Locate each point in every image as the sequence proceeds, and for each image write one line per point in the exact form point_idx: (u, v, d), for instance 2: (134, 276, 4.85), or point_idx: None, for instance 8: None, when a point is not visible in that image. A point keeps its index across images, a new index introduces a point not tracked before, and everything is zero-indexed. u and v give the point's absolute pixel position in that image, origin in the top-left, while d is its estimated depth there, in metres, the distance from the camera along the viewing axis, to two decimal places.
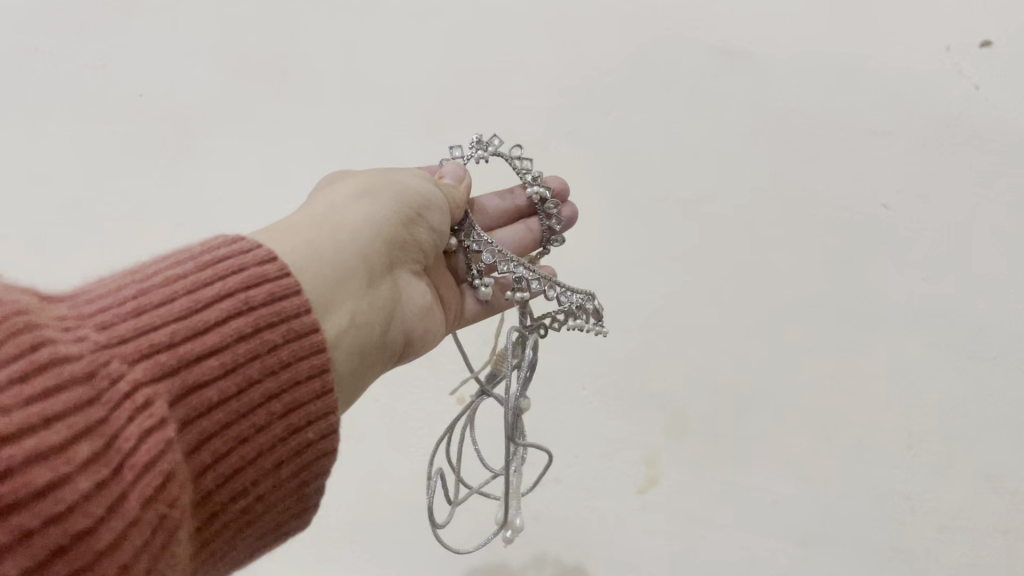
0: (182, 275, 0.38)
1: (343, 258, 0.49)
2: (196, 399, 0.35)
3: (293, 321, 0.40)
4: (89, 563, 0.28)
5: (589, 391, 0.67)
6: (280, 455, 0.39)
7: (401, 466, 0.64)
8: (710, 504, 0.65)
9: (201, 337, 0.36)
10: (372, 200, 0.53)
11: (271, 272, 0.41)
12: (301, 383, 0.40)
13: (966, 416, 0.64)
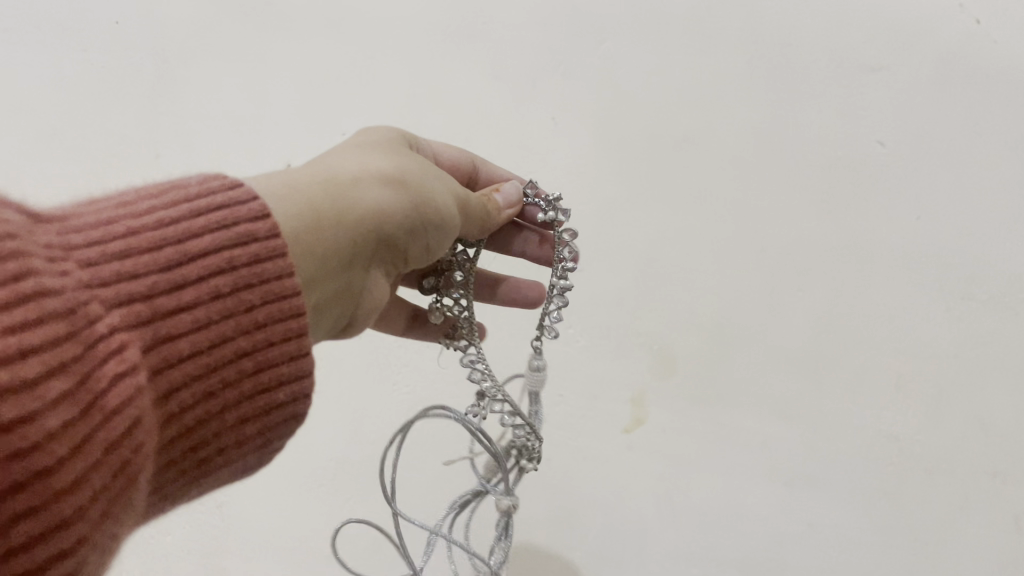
0: (173, 218, 0.34)
1: (333, 247, 0.42)
2: (167, 350, 0.32)
3: (280, 281, 0.36)
4: (45, 503, 0.25)
5: (575, 330, 0.68)
6: (245, 414, 0.36)
7: (383, 406, 0.68)
8: (695, 443, 0.65)
9: (179, 287, 0.33)
10: (402, 195, 0.46)
11: (263, 230, 0.36)
12: (275, 345, 0.36)
13: (959, 358, 0.64)
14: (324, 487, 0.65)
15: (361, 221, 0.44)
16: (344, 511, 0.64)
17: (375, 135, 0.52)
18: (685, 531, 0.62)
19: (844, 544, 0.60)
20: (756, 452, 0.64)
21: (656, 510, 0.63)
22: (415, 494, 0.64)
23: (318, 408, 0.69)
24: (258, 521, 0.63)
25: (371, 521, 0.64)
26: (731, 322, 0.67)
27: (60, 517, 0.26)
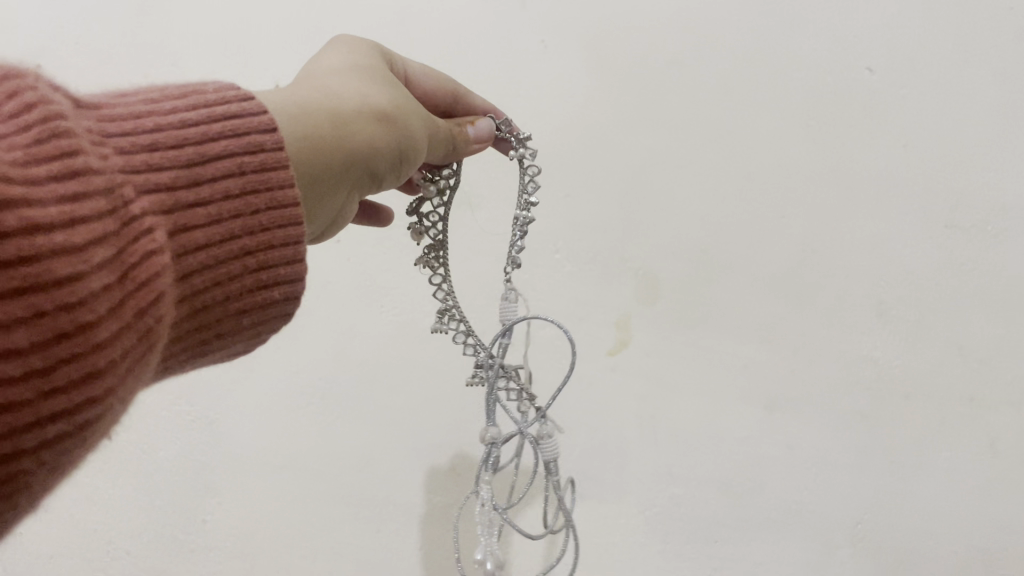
0: (193, 120, 0.35)
1: (332, 171, 0.43)
2: (185, 239, 0.33)
3: (285, 191, 0.37)
4: (88, 352, 0.27)
5: (562, 256, 0.68)
6: (244, 305, 0.37)
7: (370, 326, 0.68)
8: (678, 366, 0.66)
9: (198, 183, 0.34)
10: (394, 123, 0.47)
11: (270, 142, 0.37)
12: (275, 248, 0.37)
13: (940, 285, 0.65)
14: (309, 409, 0.67)
15: (360, 148, 0.44)
16: (334, 432, 0.67)
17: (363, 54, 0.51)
18: (667, 450, 0.66)
19: (820, 466, 0.64)
20: (737, 375, 0.66)
21: (641, 432, 0.66)
22: (405, 415, 0.67)
23: (304, 326, 0.69)
24: (246, 439, 0.66)
25: (365, 439, 0.67)
26: (714, 244, 0.67)
27: (93, 367, 0.27)
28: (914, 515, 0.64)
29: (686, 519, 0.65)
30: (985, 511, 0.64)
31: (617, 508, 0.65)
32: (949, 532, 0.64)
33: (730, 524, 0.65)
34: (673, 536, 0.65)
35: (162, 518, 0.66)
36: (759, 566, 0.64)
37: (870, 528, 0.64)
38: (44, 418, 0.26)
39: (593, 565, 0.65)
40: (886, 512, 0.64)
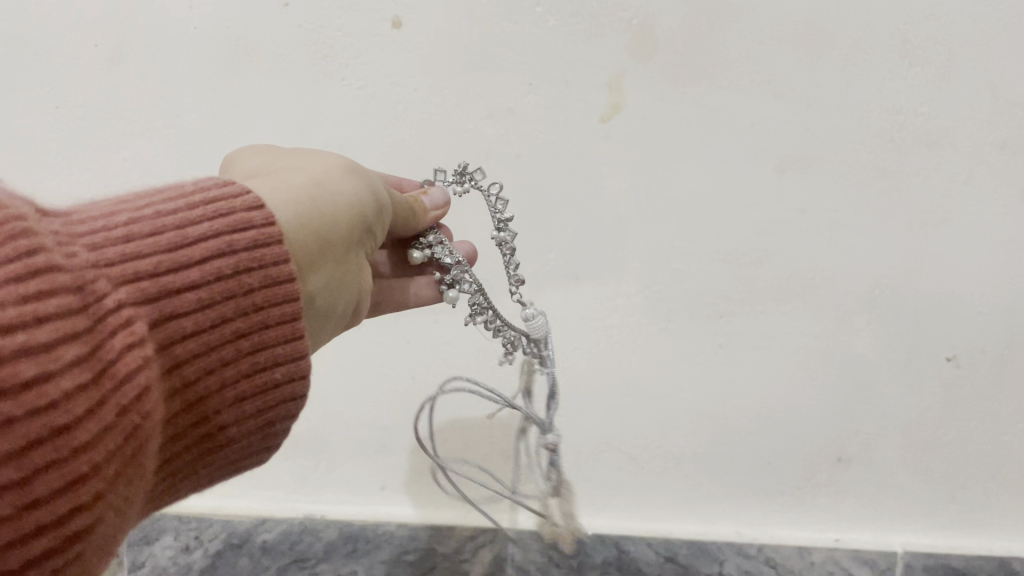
0: (171, 209, 0.33)
1: (335, 231, 0.42)
2: (171, 328, 0.31)
3: (278, 266, 0.35)
4: (64, 458, 0.25)
5: (544, 9, 0.58)
6: (243, 391, 0.35)
7: (330, 102, 0.60)
8: (680, 127, 0.59)
9: (184, 267, 0.32)
10: (359, 177, 0.46)
11: (260, 217, 0.35)
12: (271, 327, 0.35)
13: (974, 16, 0.57)
14: None
15: (347, 203, 0.43)
16: None
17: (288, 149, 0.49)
18: (664, 224, 0.60)
19: (834, 229, 0.59)
20: (744, 134, 0.59)
21: (640, 205, 0.60)
22: None
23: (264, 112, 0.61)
24: None
25: None
26: None
27: (76, 473, 0.26)
28: (936, 277, 0.59)
29: (688, 294, 0.61)
30: (1012, 268, 0.59)
31: (615, 288, 0.61)
32: (973, 291, 0.59)
33: (736, 298, 0.61)
34: (675, 314, 0.61)
35: None
36: (768, 339, 0.61)
37: (889, 293, 0.59)
38: (29, 533, 0.25)
39: (593, 348, 0.62)
40: (909, 272, 0.59)
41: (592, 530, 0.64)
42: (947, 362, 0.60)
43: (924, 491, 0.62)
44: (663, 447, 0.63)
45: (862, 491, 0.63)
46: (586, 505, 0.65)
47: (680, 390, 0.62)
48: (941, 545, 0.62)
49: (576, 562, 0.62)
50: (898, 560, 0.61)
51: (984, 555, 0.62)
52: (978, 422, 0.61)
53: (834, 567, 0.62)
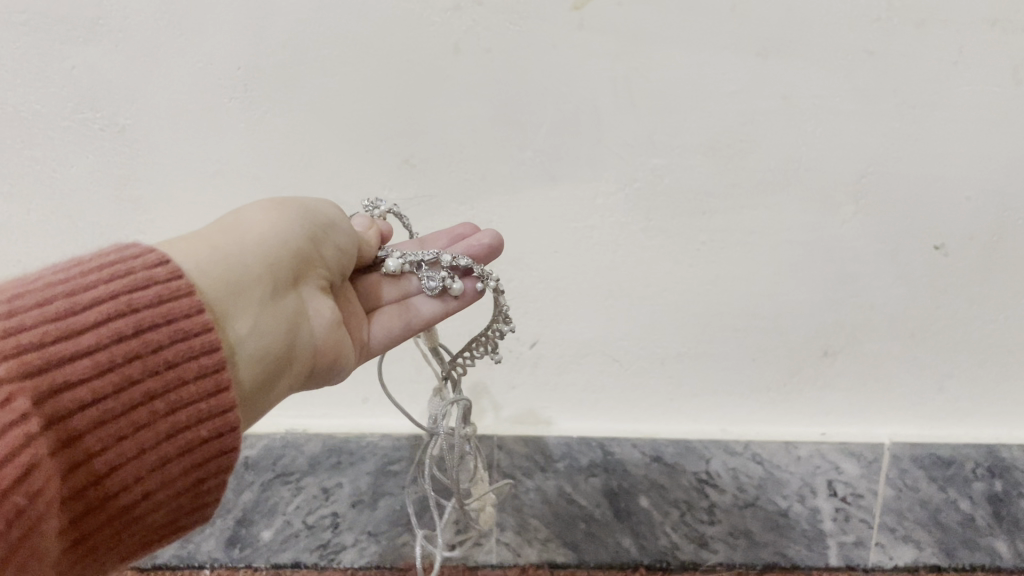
0: (65, 278, 0.35)
1: (247, 269, 0.42)
2: (63, 401, 0.32)
3: (185, 321, 0.36)
4: None
5: None
6: (165, 453, 0.35)
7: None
8: (660, 14, 0.54)
9: (75, 337, 0.33)
10: (286, 209, 0.46)
11: (162, 274, 0.37)
12: (188, 383, 0.36)
13: None
14: (235, 103, 0.57)
15: (261, 240, 0.44)
16: (265, 126, 0.58)
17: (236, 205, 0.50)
18: (644, 118, 0.57)
19: (821, 117, 0.56)
20: (727, 19, 0.54)
21: (616, 102, 0.56)
22: (345, 102, 0.57)
23: (206, 10, 0.55)
24: (173, 151, 0.59)
25: (306, 132, 0.58)
26: None
27: None
28: (922, 164, 0.57)
29: (670, 190, 0.58)
30: (1002, 152, 0.57)
31: (594, 188, 0.59)
32: (960, 177, 0.57)
33: (719, 193, 0.58)
34: (656, 212, 0.59)
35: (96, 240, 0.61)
36: (753, 235, 0.59)
37: (876, 182, 0.58)
38: None
39: (572, 250, 0.60)
40: (896, 159, 0.57)
41: (577, 434, 0.63)
42: (934, 250, 0.59)
43: (910, 382, 0.62)
44: (647, 348, 0.62)
45: (847, 383, 0.62)
46: (571, 407, 0.64)
47: (663, 289, 0.61)
48: (927, 434, 0.62)
49: (564, 465, 0.63)
50: (884, 451, 0.61)
51: (973, 444, 0.61)
52: (965, 310, 0.60)
53: (820, 461, 0.61)
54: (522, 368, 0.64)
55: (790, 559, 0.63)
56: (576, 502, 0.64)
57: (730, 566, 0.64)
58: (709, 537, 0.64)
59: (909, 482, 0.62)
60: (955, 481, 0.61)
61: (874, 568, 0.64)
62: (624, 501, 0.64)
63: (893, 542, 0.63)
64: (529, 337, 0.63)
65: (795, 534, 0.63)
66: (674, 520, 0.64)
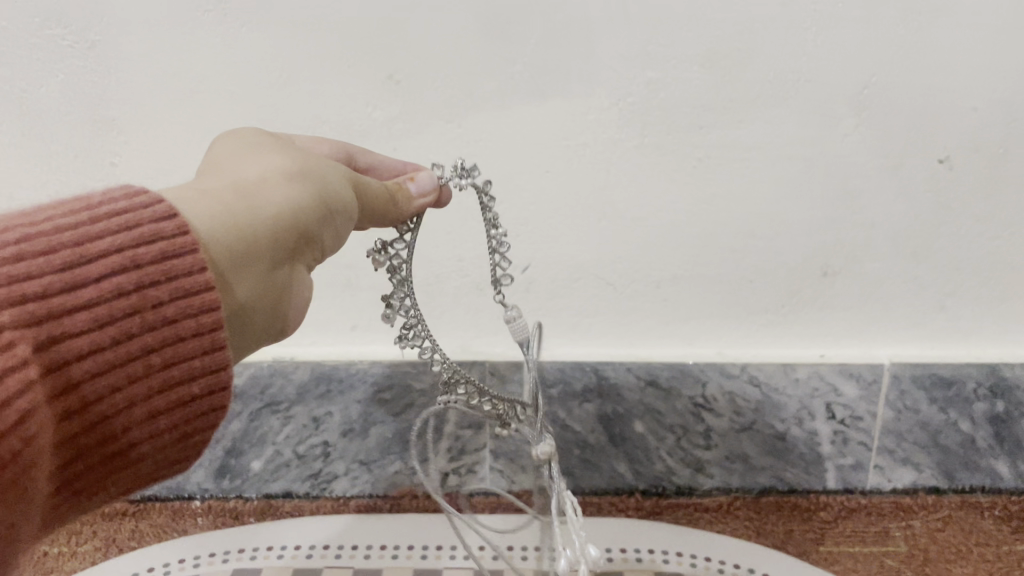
0: (72, 223, 0.33)
1: (257, 241, 0.39)
2: (62, 351, 0.31)
3: (189, 278, 0.34)
4: None
5: None
6: (157, 407, 0.34)
7: None
8: None
9: (76, 287, 0.31)
10: (305, 180, 0.43)
11: (171, 227, 0.34)
12: (185, 340, 0.34)
13: None
14: (204, 15, 0.54)
15: (278, 211, 0.41)
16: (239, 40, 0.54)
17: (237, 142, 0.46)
18: (637, 27, 0.53)
19: (824, 24, 0.53)
20: None
21: (608, 9, 0.53)
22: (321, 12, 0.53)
23: None
24: (144, 68, 0.55)
25: (282, 47, 0.55)
26: None
27: None
28: (930, 71, 0.54)
29: (665, 104, 0.55)
30: (1014, 55, 0.53)
31: (585, 103, 0.56)
32: (969, 84, 0.54)
33: (717, 106, 0.55)
34: (651, 128, 0.56)
35: (65, 163, 0.58)
36: (750, 151, 0.56)
37: (880, 93, 0.55)
38: None
39: (564, 169, 0.58)
40: (903, 67, 0.54)
41: (570, 358, 0.62)
42: (937, 164, 0.56)
43: (913, 303, 0.60)
44: (643, 272, 0.60)
45: (849, 305, 0.60)
46: (564, 333, 0.63)
47: (658, 210, 0.58)
48: (928, 355, 0.61)
49: (557, 391, 0.62)
50: (885, 373, 0.60)
51: (976, 363, 0.60)
52: (969, 227, 0.58)
53: (819, 383, 0.60)
54: (514, 294, 0.62)
55: (787, 482, 0.63)
56: (571, 428, 0.63)
57: (727, 489, 0.64)
58: (705, 462, 0.63)
59: (909, 403, 0.60)
60: (956, 402, 0.60)
61: (873, 491, 0.63)
62: (619, 426, 0.63)
63: (891, 465, 0.62)
64: (520, 261, 0.61)
65: (792, 456, 0.62)
66: (669, 446, 0.63)
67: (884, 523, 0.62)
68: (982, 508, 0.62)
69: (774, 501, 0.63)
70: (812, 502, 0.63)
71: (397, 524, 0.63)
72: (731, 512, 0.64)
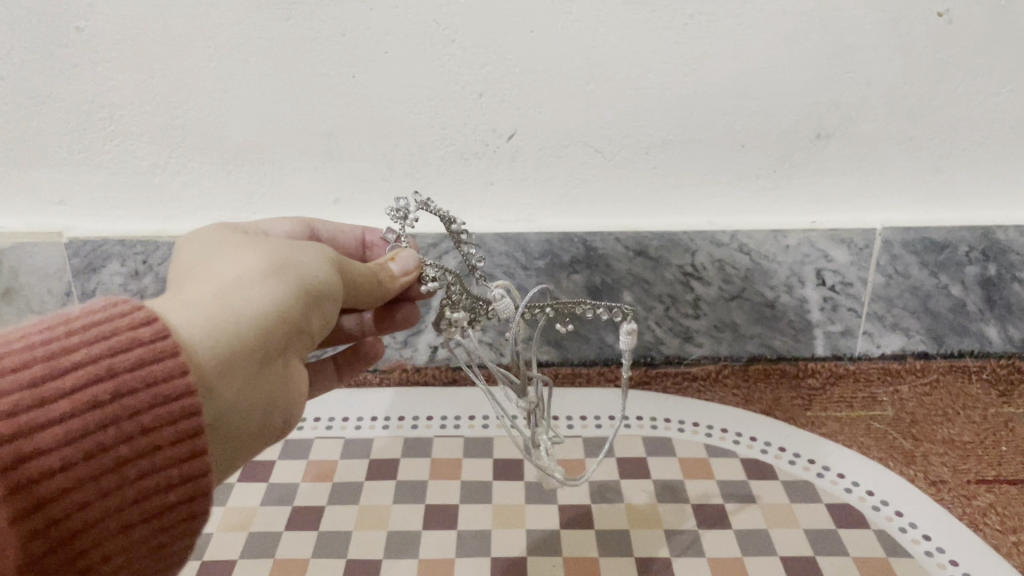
0: (43, 340, 0.31)
1: (242, 340, 0.37)
2: (34, 464, 0.28)
3: (167, 382, 0.32)
4: None
5: None
6: (132, 518, 0.31)
7: None
8: None
9: (49, 402, 0.29)
10: (286, 272, 0.40)
11: (147, 335, 0.32)
12: (164, 447, 0.32)
13: None
14: None
15: (262, 308, 0.38)
16: None
17: (201, 243, 0.44)
18: None
19: None
20: None
21: None
22: None
23: None
24: None
25: None
26: None
27: None
28: None
29: None
30: None
31: None
32: None
33: None
34: None
35: (25, 28, 0.54)
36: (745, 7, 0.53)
37: None
38: None
39: (550, 28, 0.54)
40: None
41: (559, 229, 0.61)
42: (938, 18, 0.53)
43: (904, 165, 0.59)
44: (632, 137, 0.58)
45: (840, 168, 0.59)
46: (551, 204, 0.61)
47: (649, 70, 0.55)
48: (920, 219, 0.60)
49: (545, 263, 0.62)
50: (875, 238, 0.60)
51: (967, 228, 0.59)
52: (968, 84, 0.55)
53: (810, 250, 0.60)
54: (500, 163, 0.59)
55: (775, 350, 0.64)
56: (559, 299, 0.64)
57: (715, 358, 0.65)
58: (693, 331, 0.64)
59: (900, 268, 0.61)
60: (948, 266, 0.61)
61: (862, 357, 0.65)
62: (607, 297, 0.63)
63: (880, 331, 0.63)
64: (506, 129, 0.58)
65: (781, 324, 0.63)
66: (658, 316, 0.63)
67: (871, 389, 0.63)
68: (970, 372, 0.64)
69: (762, 369, 0.64)
70: (799, 369, 0.64)
71: (392, 396, 0.64)
72: (720, 381, 0.64)
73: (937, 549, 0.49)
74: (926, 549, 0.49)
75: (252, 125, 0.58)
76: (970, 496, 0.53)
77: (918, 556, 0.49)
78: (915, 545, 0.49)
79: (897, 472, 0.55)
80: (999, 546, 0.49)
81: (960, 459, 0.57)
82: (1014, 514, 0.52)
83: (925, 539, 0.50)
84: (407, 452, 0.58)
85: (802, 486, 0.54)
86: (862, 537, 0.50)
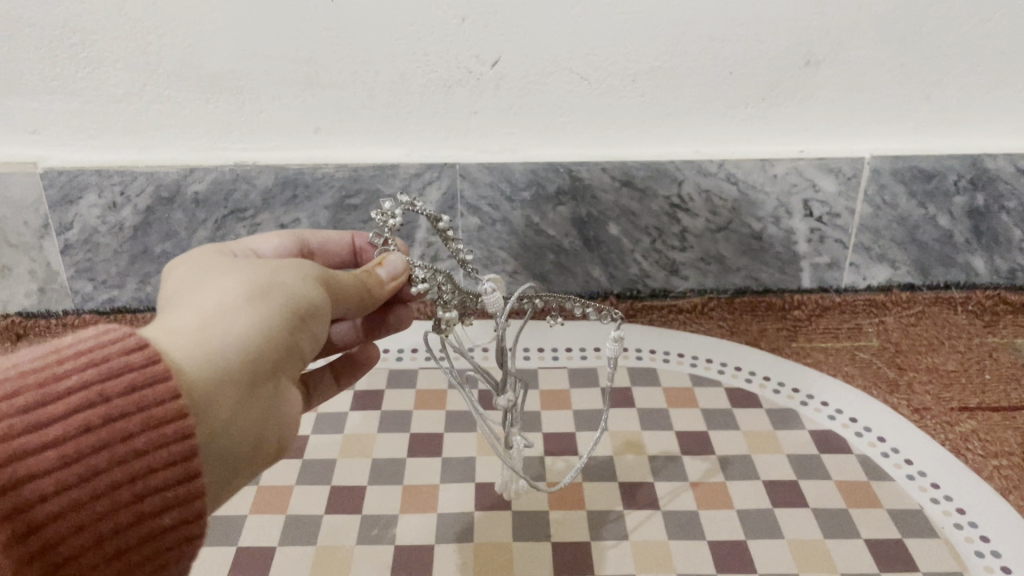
0: (33, 363, 0.28)
1: (229, 364, 0.34)
2: (20, 492, 0.26)
3: (160, 405, 0.29)
4: None
5: None
6: (125, 545, 0.29)
7: None
8: None
9: (36, 429, 0.27)
10: (271, 292, 0.37)
11: (139, 357, 0.30)
12: (157, 472, 0.29)
13: None
14: None
15: (249, 329, 0.35)
16: None
17: (186, 264, 0.41)
18: None
19: None
20: None
21: None
22: None
23: None
24: None
25: None
26: None
27: None
28: None
29: None
30: None
31: None
32: None
33: None
34: None
35: None
36: None
37: None
38: None
39: None
40: None
41: (544, 158, 0.60)
42: None
43: (895, 94, 0.58)
44: (619, 63, 0.57)
45: (830, 97, 0.58)
46: (537, 133, 0.60)
47: None
48: (910, 148, 0.59)
49: (530, 195, 0.61)
50: (864, 167, 0.59)
51: (958, 156, 0.59)
52: (962, 7, 0.54)
53: (797, 180, 0.60)
54: (484, 91, 0.58)
55: (762, 283, 0.64)
56: (545, 232, 0.63)
57: (702, 290, 0.65)
58: (679, 264, 0.64)
59: (888, 199, 0.61)
60: (936, 196, 0.60)
61: (849, 289, 0.65)
62: (593, 229, 0.62)
63: (867, 262, 0.63)
64: (489, 55, 0.56)
65: (767, 258, 0.63)
66: (644, 249, 0.63)
67: (857, 320, 0.63)
68: (956, 303, 0.64)
69: (749, 302, 0.64)
70: (786, 301, 0.64)
71: None
72: (705, 313, 0.64)
73: (919, 474, 0.49)
74: (908, 474, 0.49)
75: (229, 52, 0.56)
76: (953, 423, 0.53)
77: (900, 479, 0.49)
78: (897, 470, 0.50)
79: (880, 399, 0.55)
80: (980, 469, 0.49)
81: (944, 387, 0.57)
82: (996, 440, 0.52)
83: (907, 462, 0.50)
84: (392, 383, 0.58)
85: (785, 415, 0.54)
86: (845, 463, 0.50)
